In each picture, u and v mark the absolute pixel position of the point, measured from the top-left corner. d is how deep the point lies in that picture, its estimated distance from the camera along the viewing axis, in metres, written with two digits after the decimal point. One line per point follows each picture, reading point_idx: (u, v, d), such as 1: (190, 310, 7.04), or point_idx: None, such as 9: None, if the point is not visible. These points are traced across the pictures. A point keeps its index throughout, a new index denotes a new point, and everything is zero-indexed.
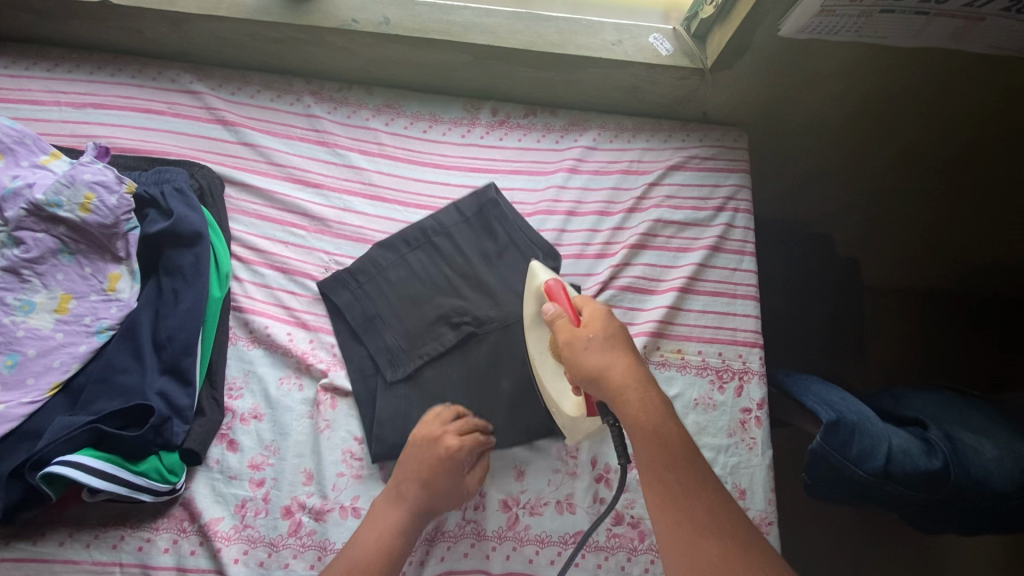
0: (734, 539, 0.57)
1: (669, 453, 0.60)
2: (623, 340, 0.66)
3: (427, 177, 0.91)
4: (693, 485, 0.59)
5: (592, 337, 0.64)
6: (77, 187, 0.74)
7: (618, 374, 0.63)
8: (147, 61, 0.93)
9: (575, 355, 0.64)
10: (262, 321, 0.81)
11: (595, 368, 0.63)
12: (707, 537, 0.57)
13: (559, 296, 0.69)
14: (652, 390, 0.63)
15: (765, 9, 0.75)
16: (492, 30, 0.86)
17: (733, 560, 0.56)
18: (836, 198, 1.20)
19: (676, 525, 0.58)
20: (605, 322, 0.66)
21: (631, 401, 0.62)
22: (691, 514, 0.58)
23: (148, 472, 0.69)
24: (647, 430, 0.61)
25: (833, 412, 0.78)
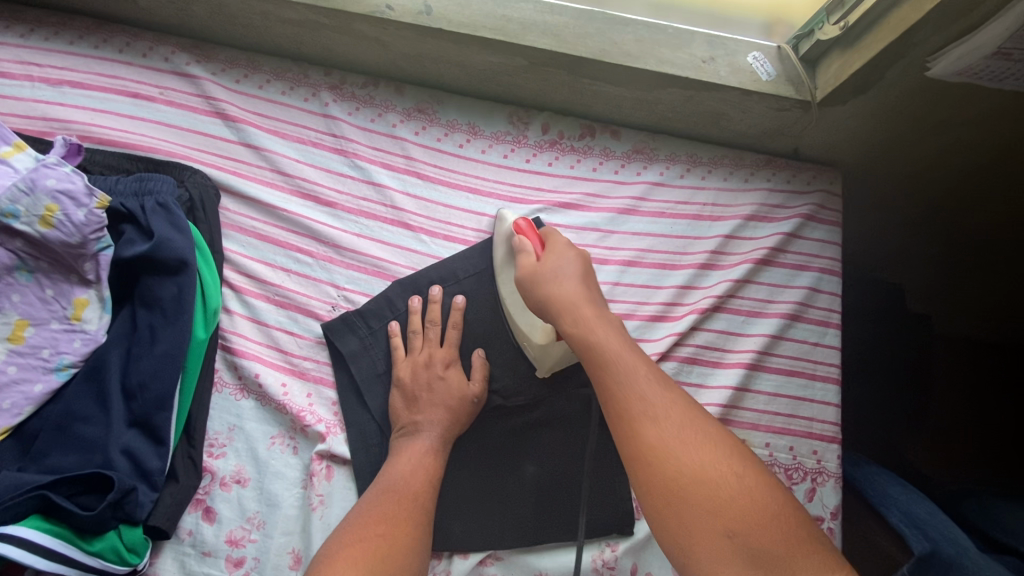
0: (688, 423, 0.48)
1: (611, 349, 0.52)
2: (578, 269, 0.61)
3: (459, 205, 0.77)
4: (642, 375, 0.51)
5: (543, 268, 0.61)
6: (38, 195, 0.60)
7: (568, 292, 0.58)
8: (136, 32, 0.78)
9: (530, 287, 0.61)
10: (252, 366, 0.68)
11: (544, 291, 0.59)
12: (657, 424, 0.47)
13: (527, 233, 0.66)
14: (599, 305, 0.58)
15: (917, 40, 0.59)
16: (556, 31, 0.69)
17: (688, 446, 0.46)
18: (929, 275, 0.99)
19: (621, 420, 0.49)
20: (561, 252, 0.62)
21: (576, 312, 0.56)
22: (640, 402, 0.49)
23: (103, 552, 0.58)
24: (587, 337, 0.54)
25: (925, 541, 0.63)
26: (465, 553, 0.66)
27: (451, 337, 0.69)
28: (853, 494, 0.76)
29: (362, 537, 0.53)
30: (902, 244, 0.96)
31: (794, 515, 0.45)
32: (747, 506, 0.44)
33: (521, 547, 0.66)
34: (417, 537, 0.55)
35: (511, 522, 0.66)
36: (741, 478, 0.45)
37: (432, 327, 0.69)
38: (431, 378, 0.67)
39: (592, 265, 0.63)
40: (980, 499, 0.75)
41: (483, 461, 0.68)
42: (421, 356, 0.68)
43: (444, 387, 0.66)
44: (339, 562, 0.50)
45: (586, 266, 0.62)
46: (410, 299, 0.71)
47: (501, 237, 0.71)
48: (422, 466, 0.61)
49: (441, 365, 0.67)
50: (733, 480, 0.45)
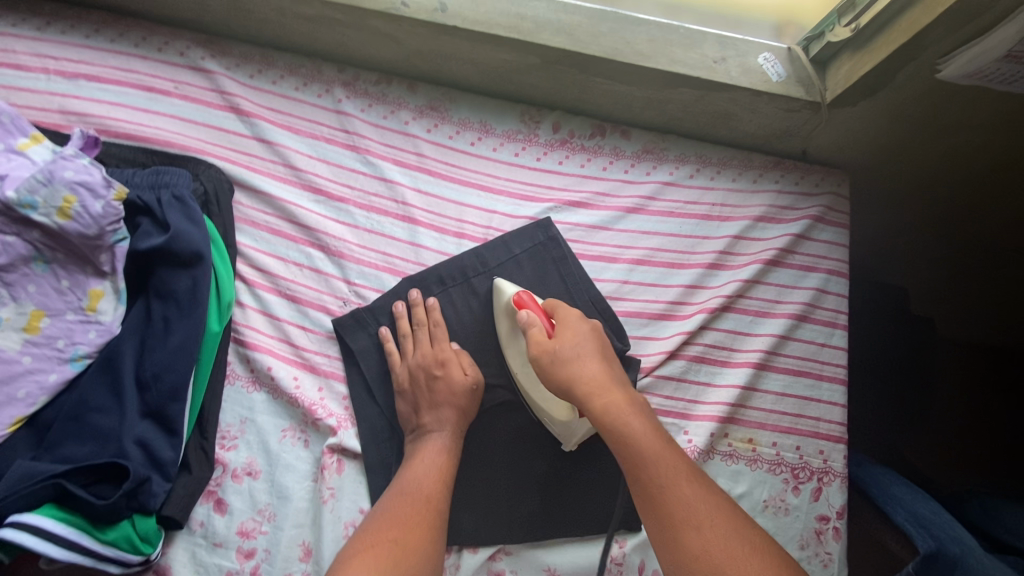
0: (728, 528, 0.49)
1: (645, 447, 0.53)
2: (593, 345, 0.61)
3: (470, 202, 0.77)
4: (678, 475, 0.52)
5: (561, 343, 0.60)
6: (55, 186, 0.61)
7: (592, 377, 0.58)
8: (152, 27, 0.79)
9: (549, 365, 0.59)
10: (264, 359, 0.69)
11: (567, 375, 0.58)
12: (698, 531, 0.48)
13: (528, 305, 0.64)
14: (624, 389, 0.58)
15: (929, 42, 0.60)
16: (569, 30, 0.70)
17: (730, 551, 0.47)
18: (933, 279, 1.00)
19: (665, 530, 0.49)
20: (576, 326, 0.62)
21: (603, 399, 0.56)
22: (678, 507, 0.50)
23: (117, 541, 0.58)
24: (619, 429, 0.54)
25: (930, 540, 0.63)
26: (473, 548, 0.66)
27: (440, 336, 0.70)
28: (858, 494, 0.77)
29: (374, 542, 0.53)
30: (905, 248, 0.97)
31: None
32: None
33: (529, 542, 0.67)
34: (430, 536, 0.56)
35: (520, 517, 0.67)
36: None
37: (422, 329, 0.70)
38: (427, 379, 0.67)
39: (602, 332, 0.64)
40: (985, 501, 0.75)
41: (493, 457, 0.69)
42: (414, 358, 0.68)
43: (451, 380, 0.66)
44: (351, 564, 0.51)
45: (600, 340, 0.62)
46: (411, 292, 0.71)
47: (500, 308, 0.68)
48: (431, 464, 0.62)
49: (436, 360, 0.68)
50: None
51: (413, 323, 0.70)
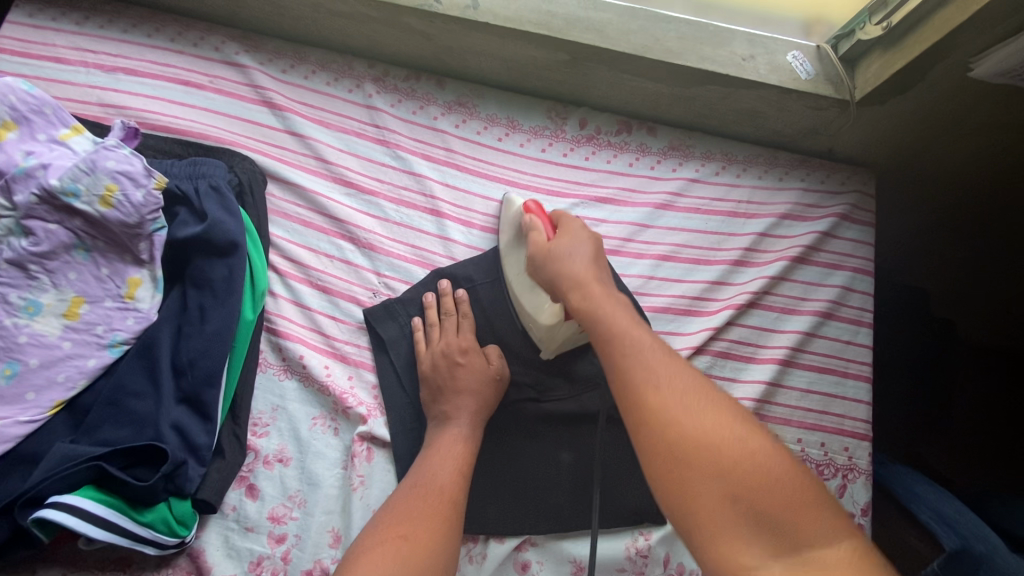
0: (692, 391, 0.46)
1: (614, 322, 0.52)
2: (589, 250, 0.61)
3: (497, 197, 0.78)
4: (646, 343, 0.50)
5: (552, 247, 0.62)
6: (98, 176, 0.62)
7: (578, 274, 0.58)
8: (188, 22, 0.81)
9: (542, 266, 0.62)
10: (296, 348, 0.70)
11: (554, 273, 0.59)
12: (659, 393, 0.46)
13: (535, 213, 0.69)
14: (605, 283, 0.58)
15: (961, 41, 0.60)
16: (600, 27, 0.71)
17: (691, 410, 0.45)
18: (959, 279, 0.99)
19: (625, 395, 0.47)
20: (576, 235, 0.63)
21: (582, 288, 0.56)
22: (642, 371, 0.47)
23: (154, 523, 0.60)
24: (591, 310, 0.53)
25: (955, 537, 0.63)
26: (500, 537, 0.67)
27: (463, 326, 0.71)
28: (882, 493, 0.77)
29: (388, 537, 0.52)
30: (930, 248, 0.96)
31: (812, 494, 0.42)
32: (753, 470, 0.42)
33: (555, 533, 0.67)
34: (449, 534, 0.54)
35: (546, 507, 0.68)
36: (750, 447, 0.43)
37: (448, 318, 0.71)
38: (450, 366, 0.67)
39: (603, 248, 0.64)
40: (1011, 502, 0.75)
41: (519, 447, 0.70)
42: (438, 346, 0.69)
43: (472, 373, 0.67)
44: (366, 561, 0.49)
45: (596, 248, 0.62)
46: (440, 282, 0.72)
47: (509, 222, 0.73)
48: (448, 459, 0.61)
49: (459, 352, 0.68)
50: (741, 447, 0.43)
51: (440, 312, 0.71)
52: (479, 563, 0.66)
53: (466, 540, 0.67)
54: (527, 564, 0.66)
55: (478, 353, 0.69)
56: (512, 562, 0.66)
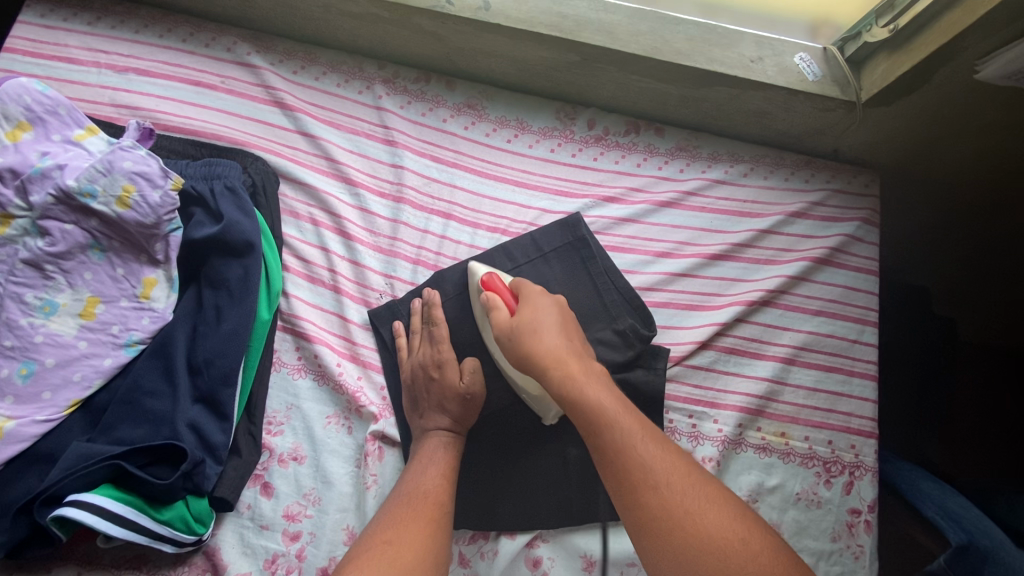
0: (686, 487, 0.49)
1: (603, 412, 0.52)
2: (555, 319, 0.61)
3: (506, 198, 0.79)
4: (637, 441, 0.51)
5: (523, 319, 0.60)
6: (115, 176, 0.63)
7: (552, 350, 0.57)
8: (200, 23, 0.81)
9: (509, 342, 0.59)
10: (314, 347, 0.70)
11: (527, 348, 0.57)
12: (655, 490, 0.49)
13: (495, 288, 0.65)
14: (584, 362, 0.58)
15: (967, 44, 0.61)
16: (610, 29, 0.72)
17: (695, 514, 0.47)
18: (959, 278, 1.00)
19: (626, 493, 0.49)
20: (538, 302, 0.62)
21: (563, 374, 0.55)
22: (643, 475, 0.49)
23: (172, 520, 0.60)
24: (577, 400, 0.53)
25: (961, 532, 0.65)
26: (511, 533, 0.68)
27: (438, 334, 0.69)
28: (887, 489, 0.77)
29: (381, 540, 0.54)
30: (932, 248, 0.98)
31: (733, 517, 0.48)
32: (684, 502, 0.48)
33: (566, 528, 0.68)
34: (438, 534, 0.56)
35: (555, 503, 0.68)
36: (755, 544, 0.46)
37: (431, 328, 0.69)
38: (425, 380, 0.67)
39: (566, 309, 0.64)
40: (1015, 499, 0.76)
41: (529, 445, 0.70)
42: (418, 355, 0.69)
43: (450, 389, 0.66)
44: (365, 564, 0.50)
45: (562, 311, 0.63)
46: (421, 293, 0.72)
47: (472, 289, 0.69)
48: (435, 462, 0.62)
49: (433, 367, 0.67)
50: (747, 550, 0.46)
51: (424, 320, 0.70)
52: (490, 559, 0.67)
53: (476, 536, 0.68)
54: (538, 560, 0.67)
55: (450, 369, 0.67)
56: (523, 558, 0.67)
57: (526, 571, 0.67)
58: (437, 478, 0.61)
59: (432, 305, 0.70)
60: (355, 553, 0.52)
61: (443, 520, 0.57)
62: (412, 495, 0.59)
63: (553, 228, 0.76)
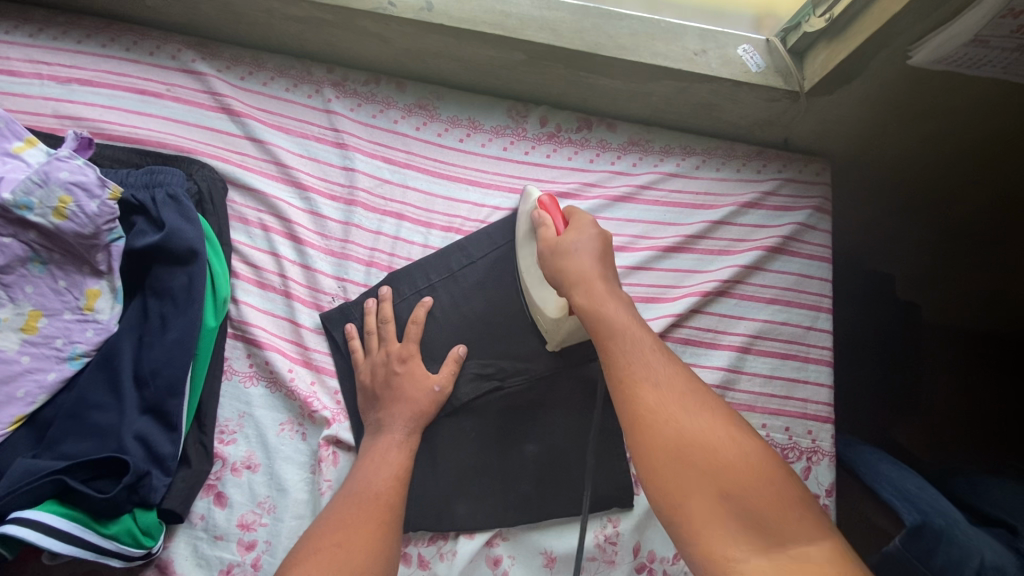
0: (687, 408, 0.50)
1: (620, 329, 0.54)
2: (595, 246, 0.61)
3: (458, 197, 0.79)
4: (651, 360, 0.53)
5: (562, 241, 0.62)
6: (51, 187, 0.61)
7: (581, 270, 0.59)
8: (144, 31, 0.80)
9: (549, 259, 0.62)
10: (264, 353, 0.69)
11: (559, 269, 0.60)
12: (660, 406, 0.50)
13: (548, 210, 0.67)
14: (612, 284, 0.59)
15: (897, 30, 0.62)
16: (553, 26, 0.72)
17: (689, 422, 0.49)
18: (916, 262, 1.01)
19: (625, 401, 0.51)
20: (584, 228, 0.63)
21: (587, 288, 0.58)
22: (647, 381, 0.51)
23: (119, 535, 0.59)
24: (597, 316, 0.56)
25: (915, 512, 0.64)
26: (470, 533, 0.68)
27: (411, 331, 0.70)
28: (846, 473, 0.78)
29: (317, 548, 0.52)
30: (890, 234, 0.99)
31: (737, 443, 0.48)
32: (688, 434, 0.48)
33: (526, 525, 0.68)
34: (389, 537, 0.55)
35: (514, 499, 0.68)
36: (742, 454, 0.48)
37: (386, 325, 0.70)
38: (388, 375, 0.67)
39: (611, 241, 0.63)
40: (973, 478, 0.77)
41: (487, 443, 0.70)
42: (379, 354, 0.69)
43: (415, 385, 0.67)
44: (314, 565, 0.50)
45: (605, 246, 0.62)
46: (380, 288, 0.72)
47: (523, 215, 0.72)
48: (387, 462, 0.62)
49: (397, 361, 0.68)
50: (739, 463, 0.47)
51: (379, 319, 0.70)
52: (449, 560, 0.67)
53: (435, 538, 0.68)
54: (499, 559, 0.67)
55: (416, 364, 0.68)
56: (484, 558, 0.67)
57: (487, 570, 0.67)
58: (388, 478, 0.60)
59: (420, 305, 0.71)
60: (300, 557, 0.52)
61: (395, 522, 0.57)
62: (364, 493, 0.58)
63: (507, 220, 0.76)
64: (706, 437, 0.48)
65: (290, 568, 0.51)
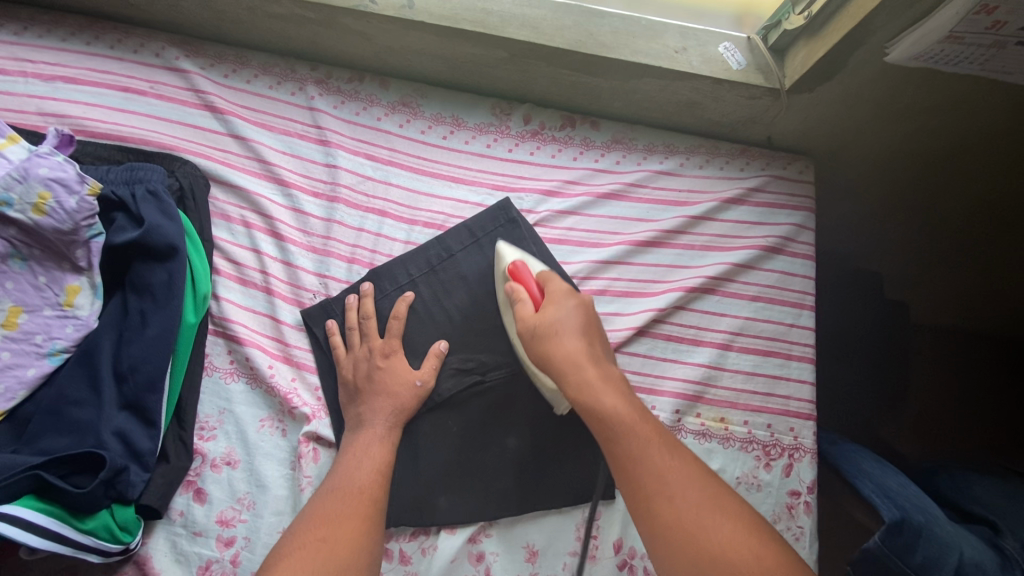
0: (702, 498, 0.50)
1: (622, 422, 0.54)
2: (576, 318, 0.60)
3: (441, 194, 0.79)
4: (655, 454, 0.52)
5: (542, 319, 0.60)
6: (31, 183, 0.61)
7: (570, 353, 0.57)
8: (128, 29, 0.81)
9: (531, 339, 0.60)
10: (245, 350, 0.70)
11: (546, 354, 0.58)
12: (671, 502, 0.50)
13: (522, 279, 0.65)
14: (601, 364, 0.58)
15: (873, 28, 0.62)
16: (534, 24, 0.72)
17: (699, 518, 0.49)
18: (903, 258, 1.01)
19: (638, 510, 0.51)
20: (560, 300, 0.62)
21: (578, 378, 0.56)
22: (654, 480, 0.51)
23: (96, 530, 0.59)
24: (597, 412, 0.54)
25: (894, 509, 0.63)
26: (451, 528, 0.68)
27: (392, 327, 0.70)
28: (828, 470, 0.78)
29: (302, 544, 0.52)
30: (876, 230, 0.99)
31: (750, 537, 0.47)
32: (707, 538, 0.47)
33: (509, 518, 0.68)
34: (370, 531, 0.55)
35: (493, 496, 0.68)
36: (756, 548, 0.47)
37: (367, 321, 0.70)
38: (369, 369, 0.67)
39: (590, 303, 0.63)
40: (955, 475, 0.76)
41: (468, 439, 0.70)
42: (360, 350, 0.69)
43: (394, 380, 0.67)
44: (297, 561, 0.50)
45: (585, 312, 0.61)
46: (362, 284, 0.72)
47: (500, 276, 0.70)
48: (368, 457, 0.62)
49: (379, 357, 0.68)
50: (753, 558, 0.46)
51: (360, 315, 0.70)
52: (430, 555, 0.66)
53: (417, 533, 0.67)
54: (481, 555, 0.67)
55: (399, 359, 0.69)
56: (465, 555, 0.67)
57: (469, 566, 0.67)
58: (367, 471, 0.60)
59: (402, 300, 0.71)
60: (283, 555, 0.51)
61: (377, 515, 0.57)
62: (344, 487, 0.58)
63: (494, 220, 0.76)
64: (721, 535, 0.47)
65: (273, 566, 0.50)
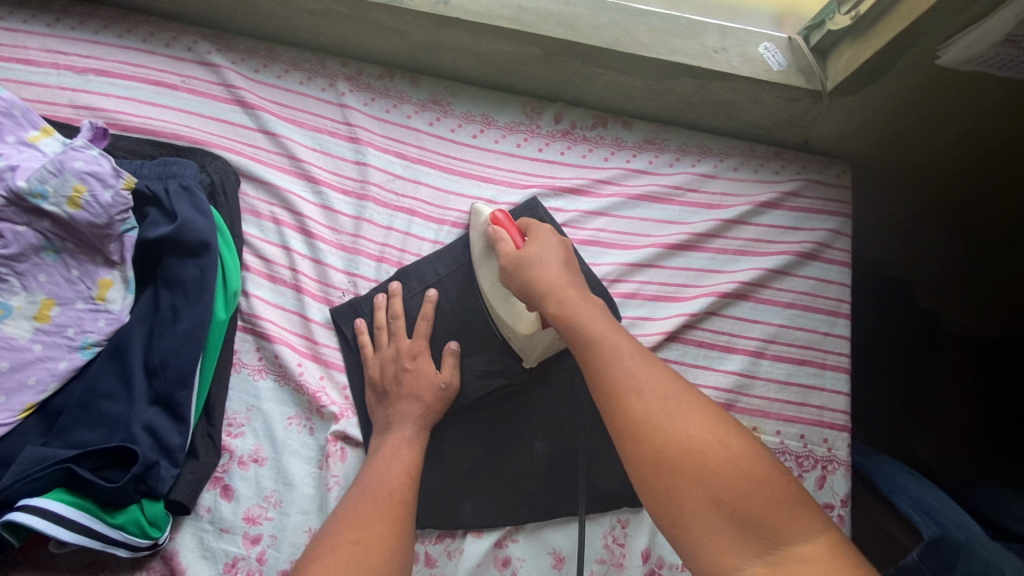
0: (679, 396, 0.46)
1: (595, 330, 0.51)
2: (558, 252, 0.59)
3: (471, 192, 0.78)
4: (626, 353, 0.49)
5: (524, 252, 0.59)
6: (66, 176, 0.61)
7: (549, 278, 0.56)
8: (160, 22, 0.80)
9: (512, 272, 0.59)
10: (274, 347, 0.69)
11: (526, 280, 0.57)
12: (641, 398, 0.46)
13: (503, 225, 0.65)
14: (581, 288, 0.56)
15: (925, 30, 0.60)
16: (570, 21, 0.71)
17: (671, 415, 0.45)
18: (937, 267, 0.99)
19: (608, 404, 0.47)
20: (545, 238, 0.61)
21: (555, 295, 0.54)
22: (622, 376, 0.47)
23: (126, 524, 0.59)
24: (571, 320, 0.52)
25: (934, 525, 0.62)
26: (478, 532, 0.67)
27: (420, 328, 0.69)
28: (861, 482, 0.76)
29: (336, 545, 0.51)
30: (910, 237, 0.97)
31: (726, 440, 0.44)
32: (678, 429, 0.44)
33: (536, 523, 0.67)
34: (402, 534, 0.54)
35: (520, 501, 0.67)
36: (730, 449, 0.44)
37: (395, 322, 0.69)
38: (398, 371, 0.67)
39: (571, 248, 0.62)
40: (992, 490, 0.74)
41: (495, 443, 0.69)
42: (388, 350, 0.68)
43: (423, 382, 0.66)
44: (328, 562, 0.49)
45: (567, 254, 0.60)
46: (390, 283, 0.72)
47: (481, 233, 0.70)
48: (398, 460, 0.61)
49: (408, 358, 0.67)
50: (727, 458, 0.43)
51: (389, 315, 0.70)
52: (457, 559, 0.66)
53: (443, 536, 0.66)
54: (507, 560, 0.66)
55: (428, 361, 0.68)
56: (491, 560, 0.66)
57: (494, 571, 0.66)
58: (397, 472, 0.60)
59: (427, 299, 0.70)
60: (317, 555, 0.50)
61: (408, 518, 0.56)
62: (375, 489, 0.57)
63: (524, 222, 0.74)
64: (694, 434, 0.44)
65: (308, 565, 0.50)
